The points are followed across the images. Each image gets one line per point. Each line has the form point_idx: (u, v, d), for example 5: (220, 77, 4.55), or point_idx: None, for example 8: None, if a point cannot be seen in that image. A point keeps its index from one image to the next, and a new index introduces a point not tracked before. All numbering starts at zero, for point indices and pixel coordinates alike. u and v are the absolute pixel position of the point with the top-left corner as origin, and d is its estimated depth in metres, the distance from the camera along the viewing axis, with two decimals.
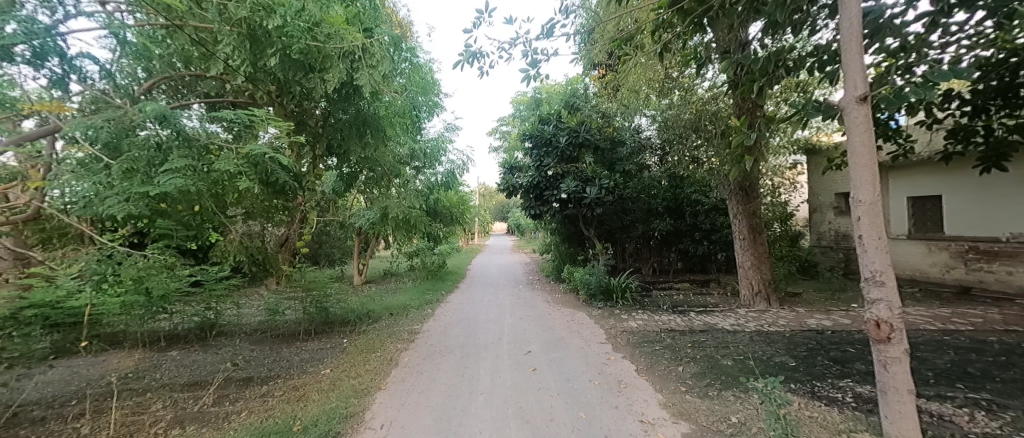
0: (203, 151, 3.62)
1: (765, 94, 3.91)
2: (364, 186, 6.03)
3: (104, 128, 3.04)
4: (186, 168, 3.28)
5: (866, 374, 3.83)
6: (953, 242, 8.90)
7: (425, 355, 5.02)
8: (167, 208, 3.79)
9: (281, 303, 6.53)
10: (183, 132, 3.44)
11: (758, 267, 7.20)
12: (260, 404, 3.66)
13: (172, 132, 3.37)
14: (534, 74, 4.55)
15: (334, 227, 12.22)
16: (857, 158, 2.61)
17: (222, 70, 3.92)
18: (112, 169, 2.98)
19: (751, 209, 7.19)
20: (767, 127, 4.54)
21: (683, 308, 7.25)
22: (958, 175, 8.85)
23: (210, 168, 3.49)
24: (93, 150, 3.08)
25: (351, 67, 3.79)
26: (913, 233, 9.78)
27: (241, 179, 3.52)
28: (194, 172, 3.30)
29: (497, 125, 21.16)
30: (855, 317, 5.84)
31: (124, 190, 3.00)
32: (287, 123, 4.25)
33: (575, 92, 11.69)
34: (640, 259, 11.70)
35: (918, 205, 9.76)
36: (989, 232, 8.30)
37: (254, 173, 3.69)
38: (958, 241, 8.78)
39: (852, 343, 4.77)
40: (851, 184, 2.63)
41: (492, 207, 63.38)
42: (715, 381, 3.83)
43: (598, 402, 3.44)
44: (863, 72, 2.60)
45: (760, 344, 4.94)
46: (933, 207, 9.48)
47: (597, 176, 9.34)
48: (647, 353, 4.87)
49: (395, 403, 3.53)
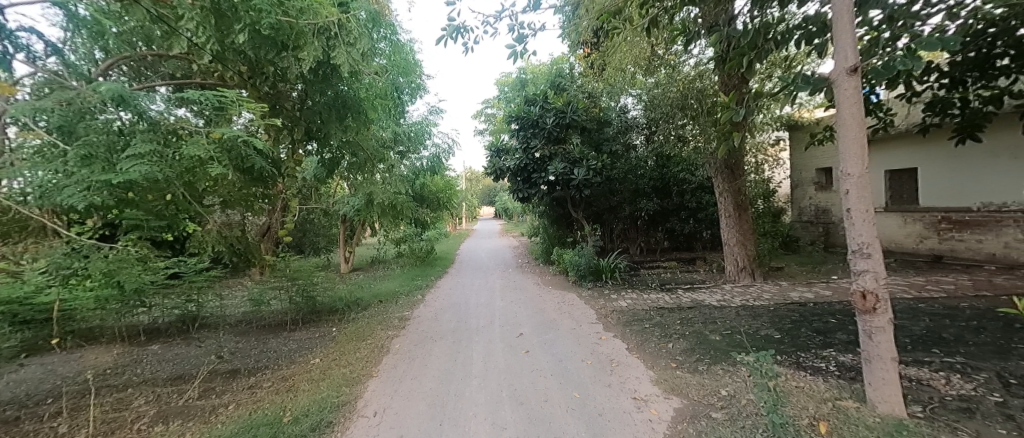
0: (170, 135, 3.42)
1: (754, 69, 3.87)
2: (347, 172, 5.84)
3: (56, 112, 2.80)
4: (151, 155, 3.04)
5: (847, 343, 3.96)
6: (926, 214, 9.23)
7: (417, 340, 4.99)
8: (134, 198, 3.59)
9: (266, 294, 6.34)
10: (145, 114, 3.28)
11: (743, 243, 7.34)
12: (248, 396, 3.58)
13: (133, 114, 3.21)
14: (521, 50, 4.38)
15: (318, 215, 11.93)
16: (846, 132, 2.62)
17: (186, 48, 3.63)
18: (67, 155, 2.76)
19: (736, 187, 7.30)
20: (755, 102, 4.51)
21: (671, 286, 7.36)
22: (933, 147, 9.11)
23: (178, 154, 3.34)
24: (48, 136, 2.88)
25: (327, 46, 3.57)
26: (889, 205, 10.11)
27: (213, 166, 3.34)
28: (160, 159, 3.13)
29: (482, 108, 20.84)
30: (835, 289, 6.02)
31: (85, 179, 2.79)
32: (262, 105, 4.03)
33: (560, 72, 11.50)
34: (627, 240, 11.81)
35: (894, 178, 10.05)
36: (959, 203, 8.66)
37: (226, 158, 3.57)
38: (932, 212, 9.12)
39: (833, 314, 4.93)
40: (839, 158, 2.64)
41: (479, 192, 62.91)
42: (704, 356, 3.90)
43: (591, 381, 3.47)
44: (854, 43, 2.58)
45: (745, 318, 5.06)
46: (909, 179, 9.78)
47: (585, 157, 9.29)
48: (637, 331, 4.93)
49: (388, 390, 3.50)
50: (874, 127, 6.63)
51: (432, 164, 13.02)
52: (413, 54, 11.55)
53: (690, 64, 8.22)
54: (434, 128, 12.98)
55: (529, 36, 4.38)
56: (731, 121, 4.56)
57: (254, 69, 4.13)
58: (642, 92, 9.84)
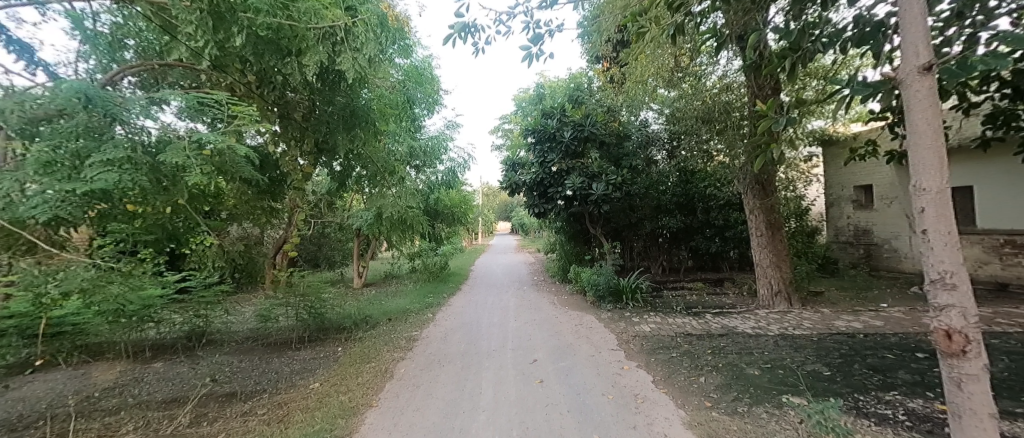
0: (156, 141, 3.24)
1: (798, 74, 3.50)
2: (358, 185, 5.72)
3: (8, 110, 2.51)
4: (123, 160, 2.79)
5: (914, 384, 3.38)
6: (987, 236, 8.46)
7: (424, 365, 4.66)
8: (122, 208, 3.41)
9: (273, 309, 6.08)
10: (117, 113, 2.87)
11: (778, 265, 6.79)
12: (240, 425, 3.32)
13: (104, 115, 2.81)
14: (536, 52, 4.14)
15: (333, 228, 11.91)
16: (919, 139, 2.15)
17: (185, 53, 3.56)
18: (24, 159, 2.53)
19: (768, 204, 6.83)
20: (795, 111, 4.09)
21: (697, 310, 6.83)
22: (992, 162, 8.37)
23: (158, 159, 3.13)
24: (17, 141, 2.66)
25: (332, 51, 3.45)
26: None
27: (193, 173, 3.12)
28: (136, 165, 2.89)
29: (499, 123, 20.88)
30: (887, 318, 5.39)
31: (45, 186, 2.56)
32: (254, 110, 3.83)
33: (579, 86, 11.30)
34: (648, 258, 11.27)
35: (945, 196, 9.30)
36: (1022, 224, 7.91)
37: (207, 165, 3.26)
38: (993, 234, 8.35)
39: (890, 348, 4.34)
40: (908, 169, 2.20)
41: (496, 207, 63.15)
42: (744, 395, 3.42)
43: (614, 421, 3.05)
44: (928, 40, 2.18)
45: (786, 350, 4.52)
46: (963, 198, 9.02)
47: (604, 171, 8.94)
48: (663, 361, 4.45)
49: (386, 423, 3.15)
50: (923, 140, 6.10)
51: (448, 178, 12.92)
52: (430, 68, 11.61)
53: (716, 76, 7.89)
54: (450, 142, 12.92)
55: (545, 39, 4.17)
56: (766, 132, 4.17)
57: (262, 79, 4.05)
58: (665, 106, 9.52)
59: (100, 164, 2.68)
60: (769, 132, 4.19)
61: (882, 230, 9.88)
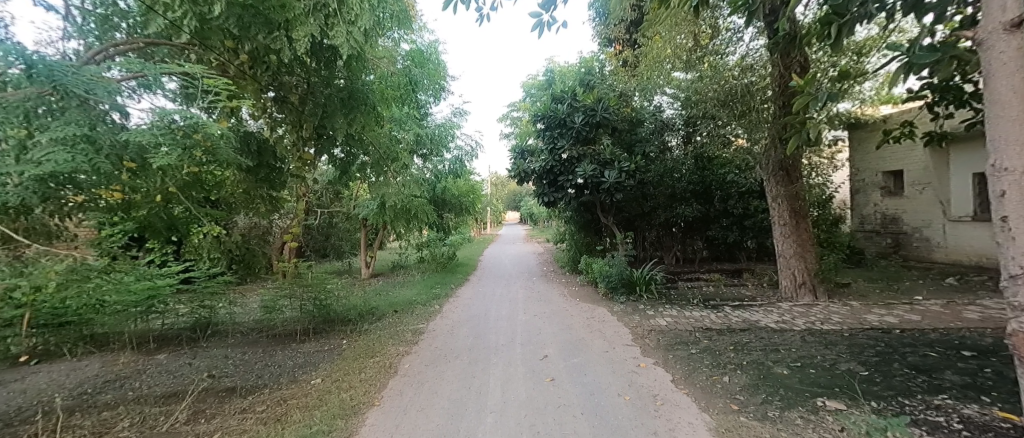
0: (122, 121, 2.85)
1: (846, 41, 3.10)
2: (361, 174, 5.50)
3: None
4: (76, 139, 2.34)
5: (965, 387, 3.03)
6: None
7: (429, 360, 4.48)
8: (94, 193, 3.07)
9: (278, 301, 5.94)
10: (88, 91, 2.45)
11: (802, 256, 6.42)
12: (237, 424, 3.16)
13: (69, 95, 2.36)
14: (548, 19, 3.81)
15: (340, 218, 11.81)
16: (1004, 110, 1.78)
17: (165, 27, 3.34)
18: None
19: (792, 191, 6.47)
20: (833, 85, 3.70)
21: (716, 302, 6.52)
22: None
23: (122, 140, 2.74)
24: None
25: (324, 25, 3.20)
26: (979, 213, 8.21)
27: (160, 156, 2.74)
28: (95, 146, 2.46)
29: (507, 111, 20.49)
30: (925, 312, 5.02)
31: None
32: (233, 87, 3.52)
33: (590, 70, 10.87)
34: (661, 248, 10.94)
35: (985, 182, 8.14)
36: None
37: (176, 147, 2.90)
38: None
39: (932, 346, 3.99)
40: (987, 144, 1.87)
41: (505, 197, 62.90)
42: (774, 397, 3.13)
43: (633, 425, 2.81)
44: None
45: (816, 347, 4.21)
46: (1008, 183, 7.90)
47: (616, 158, 8.58)
48: (682, 358, 4.19)
49: (389, 425, 2.96)
50: (967, 120, 5.63)
51: (455, 167, 12.67)
52: (436, 54, 11.27)
53: (736, 56, 7.46)
54: (457, 130, 12.63)
55: (557, 8, 3.82)
56: (806, 111, 3.78)
57: (254, 58, 3.83)
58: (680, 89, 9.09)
59: (50, 143, 2.25)
60: (807, 110, 3.79)
61: (912, 218, 9.36)
